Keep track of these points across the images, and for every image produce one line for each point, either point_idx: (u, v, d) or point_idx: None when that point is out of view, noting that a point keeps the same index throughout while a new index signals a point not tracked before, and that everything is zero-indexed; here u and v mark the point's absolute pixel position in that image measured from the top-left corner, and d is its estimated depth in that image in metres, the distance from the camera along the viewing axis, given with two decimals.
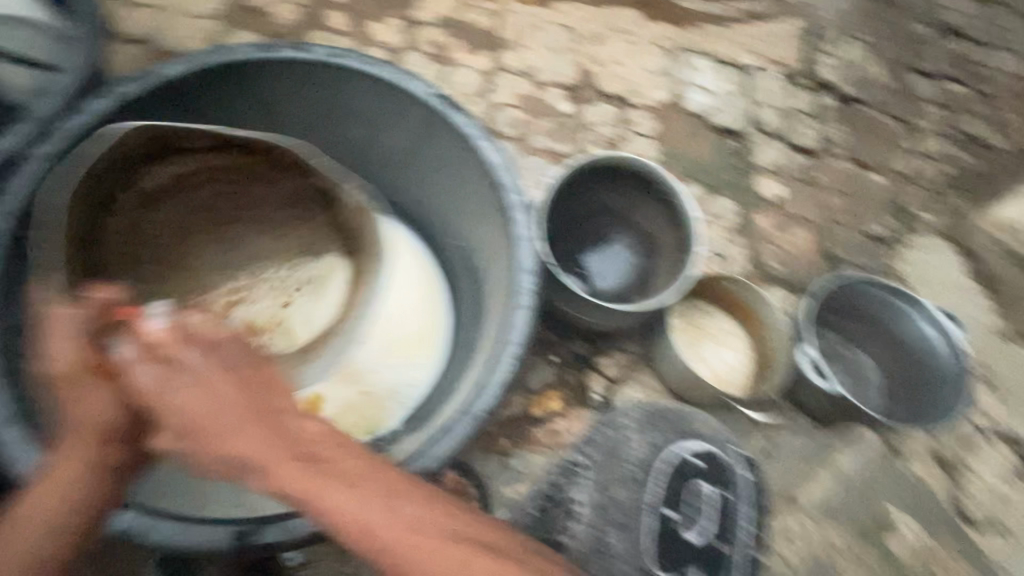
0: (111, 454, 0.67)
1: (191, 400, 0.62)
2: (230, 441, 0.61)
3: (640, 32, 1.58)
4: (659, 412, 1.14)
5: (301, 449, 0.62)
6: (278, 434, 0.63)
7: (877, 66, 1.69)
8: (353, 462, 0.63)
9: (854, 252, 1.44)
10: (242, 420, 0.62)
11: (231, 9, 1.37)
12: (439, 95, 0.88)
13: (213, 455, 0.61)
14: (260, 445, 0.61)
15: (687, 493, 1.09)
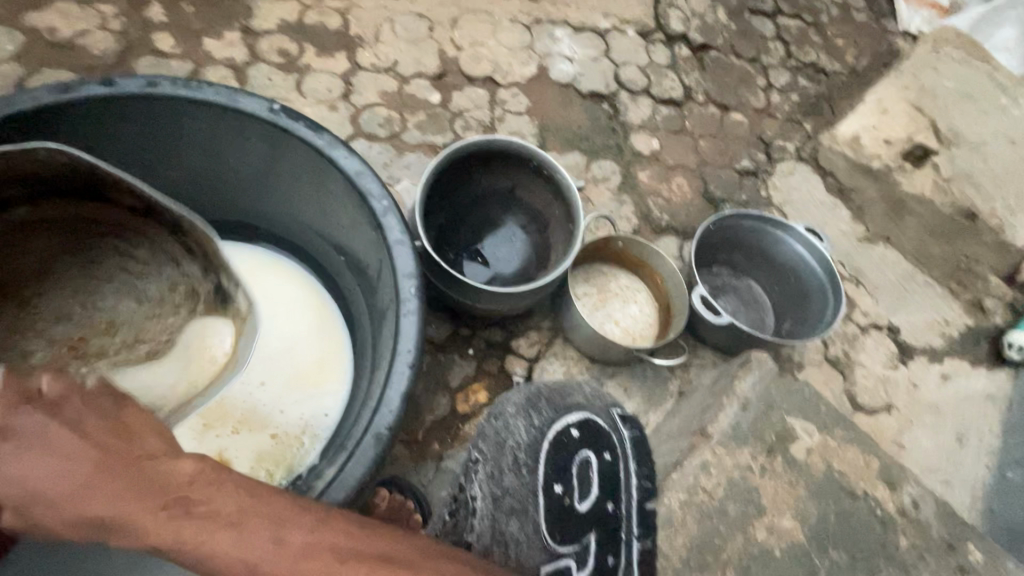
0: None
1: (42, 466, 0.48)
2: (82, 504, 0.47)
3: (494, 10, 1.58)
4: (542, 391, 0.94)
5: (170, 498, 0.47)
6: (141, 486, 0.48)
7: (719, 12, 1.79)
8: (230, 496, 0.49)
9: (729, 188, 1.54)
10: (95, 476, 0.48)
11: (31, 48, 1.21)
12: (278, 108, 0.81)
13: (65, 520, 0.47)
14: (117, 506, 0.47)
15: (573, 464, 0.87)
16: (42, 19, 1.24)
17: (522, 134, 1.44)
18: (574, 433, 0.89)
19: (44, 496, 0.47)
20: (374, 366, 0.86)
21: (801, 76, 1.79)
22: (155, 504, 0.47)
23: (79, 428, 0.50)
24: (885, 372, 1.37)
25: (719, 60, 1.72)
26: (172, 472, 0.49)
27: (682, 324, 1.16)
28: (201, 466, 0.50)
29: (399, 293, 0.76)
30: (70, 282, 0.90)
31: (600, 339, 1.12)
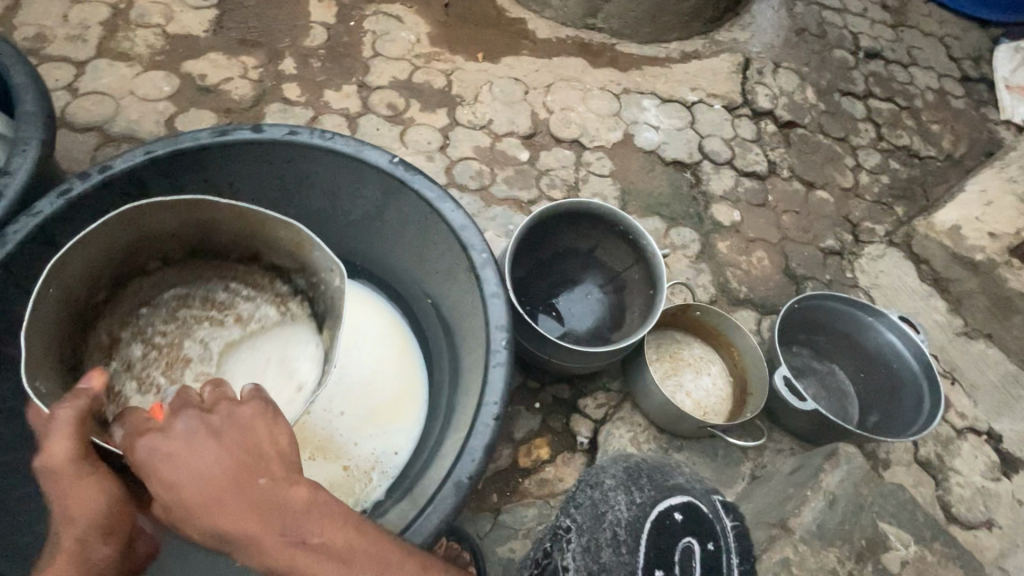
0: (96, 549, 0.54)
1: (185, 467, 0.52)
2: (213, 517, 0.51)
3: (586, 79, 1.67)
4: (640, 468, 0.91)
5: (288, 524, 0.53)
6: (266, 508, 0.53)
7: (808, 91, 1.81)
8: (341, 531, 0.55)
9: (812, 266, 1.50)
10: (229, 490, 0.52)
11: (185, 91, 1.38)
12: (398, 161, 0.88)
13: (199, 526, 0.52)
14: (240, 518, 0.52)
15: (681, 553, 0.79)
16: (195, 66, 1.42)
17: (604, 196, 1.48)
18: (678, 516, 0.82)
19: (184, 498, 0.52)
20: (451, 414, 0.87)
21: (893, 159, 1.75)
22: (275, 527, 0.52)
23: (218, 438, 0.54)
24: (984, 483, 1.25)
25: (806, 138, 1.72)
26: (290, 498, 0.54)
27: (761, 403, 1.12)
28: (316, 500, 0.55)
29: (491, 344, 0.78)
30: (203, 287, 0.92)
31: (672, 408, 1.09)
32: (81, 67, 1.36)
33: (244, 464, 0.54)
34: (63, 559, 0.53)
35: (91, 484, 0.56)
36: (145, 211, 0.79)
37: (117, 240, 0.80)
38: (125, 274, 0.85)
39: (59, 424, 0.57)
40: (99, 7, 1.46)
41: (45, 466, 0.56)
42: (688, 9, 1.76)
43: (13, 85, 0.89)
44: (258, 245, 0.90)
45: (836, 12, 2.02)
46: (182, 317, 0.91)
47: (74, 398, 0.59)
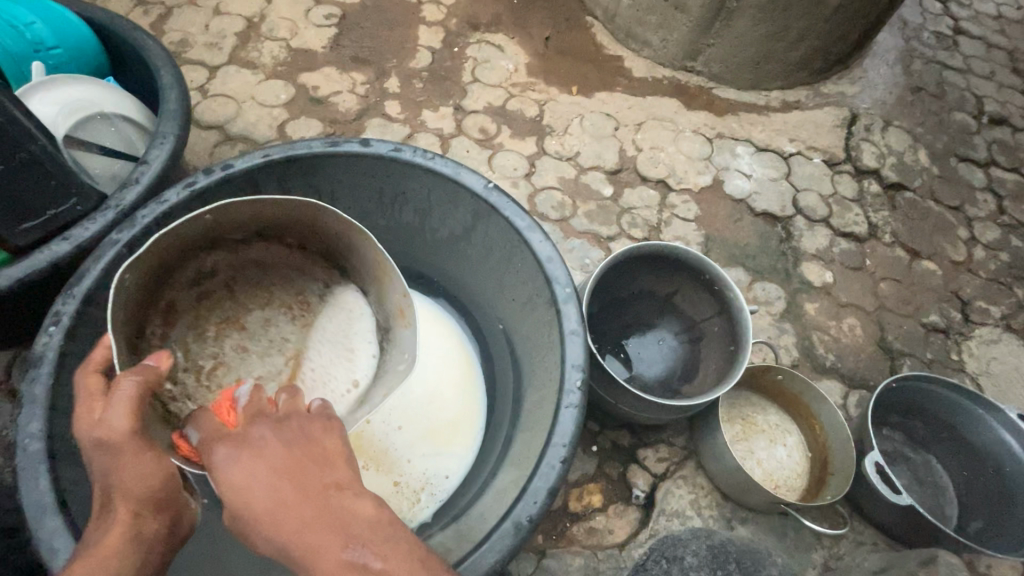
0: (149, 523, 0.55)
1: (251, 474, 0.53)
2: (279, 526, 0.52)
3: (679, 120, 1.64)
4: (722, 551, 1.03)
5: (351, 541, 0.51)
6: (328, 522, 0.52)
7: (920, 153, 1.68)
8: (403, 563, 0.51)
9: (911, 342, 1.37)
10: (294, 498, 0.53)
11: (299, 100, 1.49)
12: (493, 186, 0.89)
13: (266, 536, 0.52)
14: (306, 530, 0.51)
15: None
16: (311, 78, 1.53)
17: (687, 241, 1.44)
18: None
19: (254, 505, 0.52)
20: (511, 453, 0.84)
21: (1015, 236, 1.59)
22: (338, 542, 0.51)
23: (289, 446, 0.56)
24: None
25: (915, 203, 1.59)
26: (355, 514, 0.53)
27: (844, 488, 1.02)
28: (381, 517, 0.53)
29: (564, 383, 0.76)
30: (280, 294, 0.93)
31: (743, 476, 1.01)
32: (213, 72, 1.50)
33: (312, 474, 0.54)
34: (118, 533, 0.54)
35: (146, 463, 0.56)
36: (309, 210, 0.85)
37: (280, 211, 0.85)
38: (265, 254, 0.91)
39: (122, 398, 0.57)
40: (236, 20, 1.60)
41: (100, 436, 0.55)
42: (795, 59, 1.70)
43: (161, 84, 0.98)
44: (373, 284, 0.91)
45: (959, 72, 1.88)
46: (250, 316, 0.91)
47: (138, 371, 0.59)
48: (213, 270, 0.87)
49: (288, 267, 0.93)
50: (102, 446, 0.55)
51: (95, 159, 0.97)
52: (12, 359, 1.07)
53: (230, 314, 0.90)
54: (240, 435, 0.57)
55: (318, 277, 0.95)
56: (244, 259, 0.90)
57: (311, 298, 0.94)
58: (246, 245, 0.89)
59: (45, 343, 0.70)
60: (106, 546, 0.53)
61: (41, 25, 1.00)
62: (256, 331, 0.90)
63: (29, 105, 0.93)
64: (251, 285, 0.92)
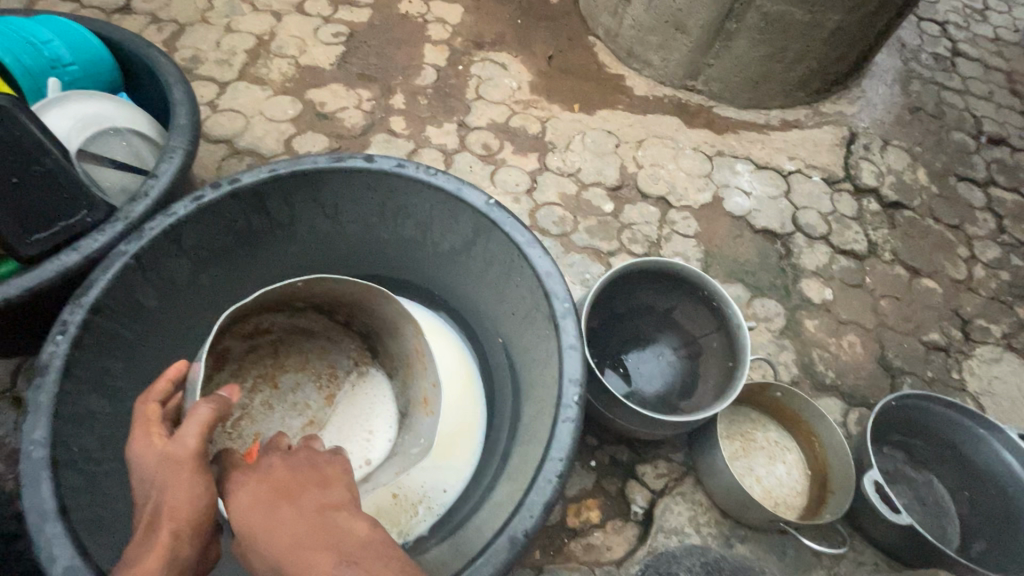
0: (184, 550, 0.53)
1: (252, 494, 0.55)
2: (273, 545, 0.51)
3: (679, 137, 1.66)
4: None
5: (343, 557, 0.50)
6: (323, 540, 0.51)
7: (919, 172, 1.70)
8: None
9: (912, 360, 1.37)
10: (291, 516, 0.53)
11: (306, 116, 1.52)
12: (494, 203, 0.90)
13: (261, 557, 0.52)
14: (298, 548, 0.51)
15: None
16: (318, 94, 1.56)
17: (686, 256, 1.45)
18: None
19: (253, 526, 0.53)
20: (509, 470, 0.83)
21: (1015, 255, 1.60)
22: (330, 560, 0.50)
23: (292, 467, 0.58)
24: None
25: (914, 221, 1.60)
26: (349, 532, 0.53)
27: (844, 507, 1.01)
28: (375, 535, 0.53)
29: (561, 398, 0.77)
30: (311, 364, 1.02)
31: (742, 493, 1.01)
32: (223, 87, 1.54)
33: (309, 494, 0.55)
34: (157, 552, 0.52)
35: (196, 484, 0.56)
36: (363, 301, 0.95)
37: (336, 295, 0.95)
38: (312, 327, 1.02)
39: (195, 417, 0.59)
40: (246, 38, 1.64)
41: (170, 450, 0.57)
42: (794, 79, 1.73)
43: (173, 100, 1.01)
44: (403, 371, 0.98)
45: (957, 93, 1.91)
46: (283, 378, 0.99)
47: (215, 399, 0.62)
48: (267, 330, 0.95)
49: (328, 339, 1.03)
50: (166, 463, 0.57)
51: (108, 172, 0.99)
52: (18, 366, 1.08)
53: (268, 370, 0.98)
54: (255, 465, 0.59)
55: (350, 355, 1.03)
56: (293, 324, 0.99)
57: (339, 372, 1.02)
58: (297, 313, 0.98)
59: (50, 351, 0.71)
60: (140, 568, 0.50)
61: (58, 42, 1.04)
62: (287, 393, 0.98)
63: (46, 120, 0.96)
64: (287, 350, 1.00)
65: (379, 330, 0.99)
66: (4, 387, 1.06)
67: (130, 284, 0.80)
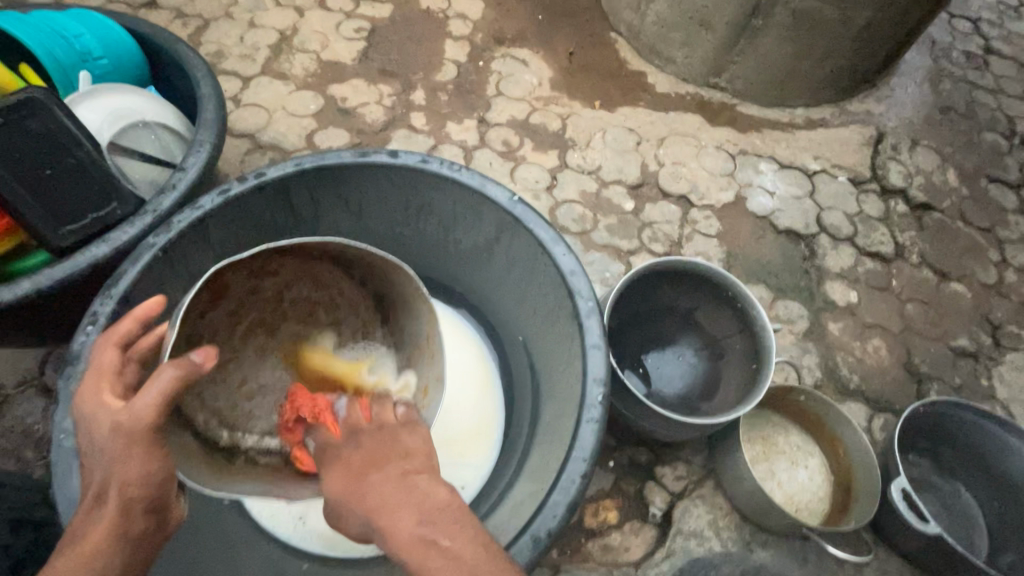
0: (136, 524, 0.54)
1: (339, 469, 0.58)
2: (361, 504, 0.54)
3: (702, 135, 1.64)
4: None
5: (425, 519, 0.52)
6: (404, 501, 0.53)
7: (950, 173, 1.66)
8: (471, 543, 0.51)
9: (939, 366, 1.34)
10: (377, 481, 0.55)
11: (327, 111, 1.53)
12: (518, 199, 0.89)
13: (355, 514, 0.54)
14: (383, 510, 0.53)
15: None
16: (339, 89, 1.57)
17: (708, 256, 1.43)
18: None
19: (348, 487, 0.56)
20: (529, 470, 0.83)
21: None
22: (411, 519, 0.52)
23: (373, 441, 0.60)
24: None
25: (943, 224, 1.57)
26: (431, 496, 0.54)
27: (870, 514, 0.99)
28: (453, 498, 0.54)
29: (585, 397, 0.76)
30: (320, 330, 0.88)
31: (764, 497, 0.99)
32: (246, 82, 1.55)
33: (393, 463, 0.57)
34: (108, 527, 0.53)
35: (149, 461, 0.55)
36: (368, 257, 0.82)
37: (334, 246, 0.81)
38: (318, 288, 0.88)
39: (155, 383, 0.55)
40: (269, 33, 1.65)
41: (122, 420, 0.55)
42: (821, 77, 1.69)
43: (201, 94, 1.02)
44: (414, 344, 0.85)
45: (989, 92, 1.85)
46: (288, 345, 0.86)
47: (181, 363, 0.55)
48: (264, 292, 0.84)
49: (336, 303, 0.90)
50: (119, 431, 0.54)
51: (137, 165, 1.01)
52: (46, 356, 1.10)
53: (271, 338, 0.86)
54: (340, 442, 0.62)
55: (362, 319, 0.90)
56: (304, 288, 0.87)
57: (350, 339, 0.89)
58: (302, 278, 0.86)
59: (81, 342, 0.72)
60: (92, 538, 0.53)
61: (88, 35, 1.05)
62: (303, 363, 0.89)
63: (77, 112, 0.97)
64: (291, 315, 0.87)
65: (389, 288, 0.86)
66: (33, 375, 1.08)
67: (157, 276, 0.81)
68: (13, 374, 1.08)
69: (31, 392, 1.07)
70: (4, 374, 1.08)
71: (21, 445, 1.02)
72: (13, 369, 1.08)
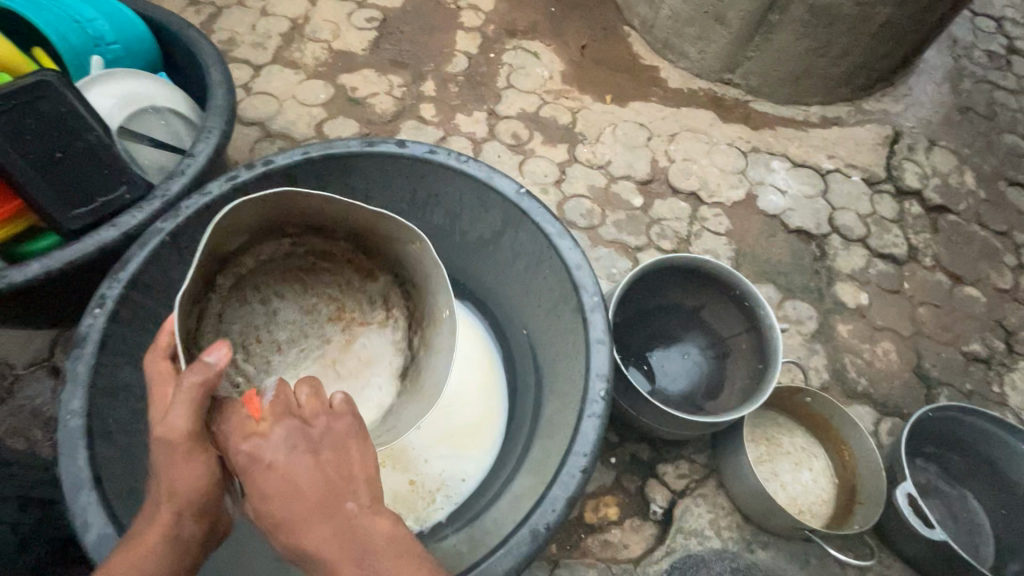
0: (187, 528, 0.57)
1: (277, 486, 0.52)
2: (298, 532, 0.51)
3: (714, 132, 1.62)
4: None
5: (364, 560, 0.51)
6: (346, 540, 0.52)
7: (967, 175, 1.63)
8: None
9: (949, 371, 1.32)
10: (315, 515, 0.52)
11: (337, 100, 1.52)
12: (525, 192, 0.89)
13: (288, 542, 0.52)
14: (329, 556, 0.51)
15: None
16: (350, 79, 1.56)
17: (716, 254, 1.41)
18: None
19: (284, 516, 0.51)
20: (530, 464, 0.83)
21: None
22: (355, 562, 0.51)
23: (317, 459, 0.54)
24: None
25: (959, 227, 1.54)
26: (373, 532, 0.53)
27: (873, 519, 0.98)
28: (398, 533, 0.54)
29: (587, 393, 0.75)
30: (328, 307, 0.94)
31: (766, 498, 0.99)
32: (257, 70, 1.55)
33: (334, 493, 0.53)
34: (158, 533, 0.55)
35: (192, 468, 0.56)
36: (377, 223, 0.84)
37: (351, 214, 0.84)
38: (340, 254, 0.93)
39: (184, 392, 0.56)
40: (281, 21, 1.65)
41: (162, 433, 0.56)
42: (837, 74, 1.66)
43: (211, 81, 1.02)
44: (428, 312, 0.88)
45: (1011, 93, 1.81)
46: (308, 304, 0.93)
47: (203, 368, 0.56)
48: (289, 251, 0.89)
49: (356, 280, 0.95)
50: (165, 440, 0.56)
51: (147, 150, 1.01)
52: (56, 337, 1.11)
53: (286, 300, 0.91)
54: (265, 435, 0.54)
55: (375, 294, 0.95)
56: (334, 262, 0.93)
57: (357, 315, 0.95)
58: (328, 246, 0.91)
59: (89, 324, 0.73)
60: (145, 543, 0.55)
61: (103, 22, 1.04)
62: (304, 328, 0.91)
63: (89, 96, 0.98)
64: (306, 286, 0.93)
65: (405, 258, 0.89)
66: (43, 356, 1.10)
67: (165, 262, 0.82)
68: (24, 355, 1.09)
69: (41, 373, 1.08)
70: (14, 355, 1.09)
71: (32, 425, 1.03)
72: (23, 350, 1.10)
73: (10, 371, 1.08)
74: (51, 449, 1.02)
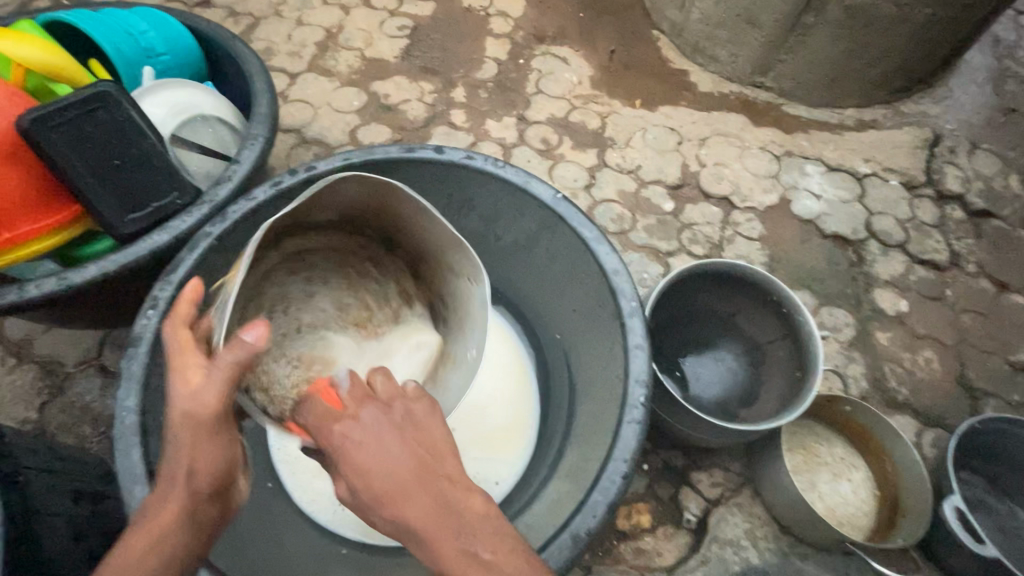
0: (205, 509, 0.59)
1: (371, 460, 0.55)
2: (392, 503, 0.54)
3: (746, 136, 1.60)
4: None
5: (463, 533, 0.53)
6: (441, 507, 0.54)
7: (1012, 178, 1.57)
8: (511, 558, 0.53)
9: (996, 382, 1.28)
10: (412, 487, 0.55)
11: (370, 107, 1.55)
12: (562, 197, 0.89)
13: (383, 514, 0.54)
14: (426, 523, 0.53)
15: None
16: (382, 86, 1.59)
17: (750, 260, 1.40)
18: None
19: (375, 488, 0.54)
20: (567, 470, 0.83)
21: None
22: (452, 533, 0.53)
23: (404, 435, 0.57)
24: None
25: (1004, 232, 1.49)
26: (465, 505, 0.55)
27: (919, 533, 0.95)
28: (489, 510, 0.56)
29: (626, 398, 0.75)
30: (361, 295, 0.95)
31: (805, 509, 0.96)
32: (293, 79, 1.59)
33: (424, 465, 0.56)
34: (175, 510, 0.58)
35: (212, 447, 0.59)
36: (421, 224, 0.84)
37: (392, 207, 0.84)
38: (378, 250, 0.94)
39: (219, 370, 0.58)
40: (316, 31, 1.69)
41: (188, 408, 0.57)
42: (874, 76, 1.62)
43: (255, 89, 1.05)
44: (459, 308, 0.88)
45: None
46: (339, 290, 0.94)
47: (238, 347, 0.58)
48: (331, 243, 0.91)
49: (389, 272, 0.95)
50: (190, 419, 0.58)
51: (194, 157, 1.05)
52: (104, 337, 1.15)
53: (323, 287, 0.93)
54: (355, 415, 0.58)
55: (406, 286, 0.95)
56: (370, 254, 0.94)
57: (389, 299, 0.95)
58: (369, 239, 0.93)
59: (142, 325, 0.75)
60: (161, 521, 0.58)
61: (153, 33, 1.09)
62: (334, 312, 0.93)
63: (142, 105, 1.02)
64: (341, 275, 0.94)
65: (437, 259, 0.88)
66: (91, 355, 1.14)
67: (210, 265, 0.84)
68: (74, 354, 1.14)
69: (90, 371, 1.12)
70: (64, 354, 1.14)
71: (83, 421, 1.07)
72: (73, 350, 1.14)
73: (61, 369, 1.12)
74: (100, 444, 1.06)
